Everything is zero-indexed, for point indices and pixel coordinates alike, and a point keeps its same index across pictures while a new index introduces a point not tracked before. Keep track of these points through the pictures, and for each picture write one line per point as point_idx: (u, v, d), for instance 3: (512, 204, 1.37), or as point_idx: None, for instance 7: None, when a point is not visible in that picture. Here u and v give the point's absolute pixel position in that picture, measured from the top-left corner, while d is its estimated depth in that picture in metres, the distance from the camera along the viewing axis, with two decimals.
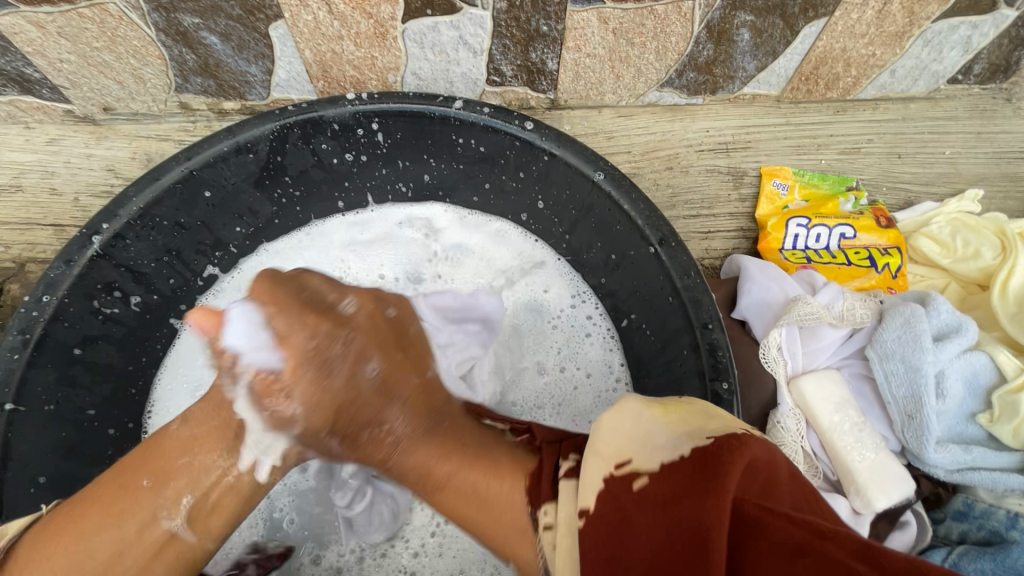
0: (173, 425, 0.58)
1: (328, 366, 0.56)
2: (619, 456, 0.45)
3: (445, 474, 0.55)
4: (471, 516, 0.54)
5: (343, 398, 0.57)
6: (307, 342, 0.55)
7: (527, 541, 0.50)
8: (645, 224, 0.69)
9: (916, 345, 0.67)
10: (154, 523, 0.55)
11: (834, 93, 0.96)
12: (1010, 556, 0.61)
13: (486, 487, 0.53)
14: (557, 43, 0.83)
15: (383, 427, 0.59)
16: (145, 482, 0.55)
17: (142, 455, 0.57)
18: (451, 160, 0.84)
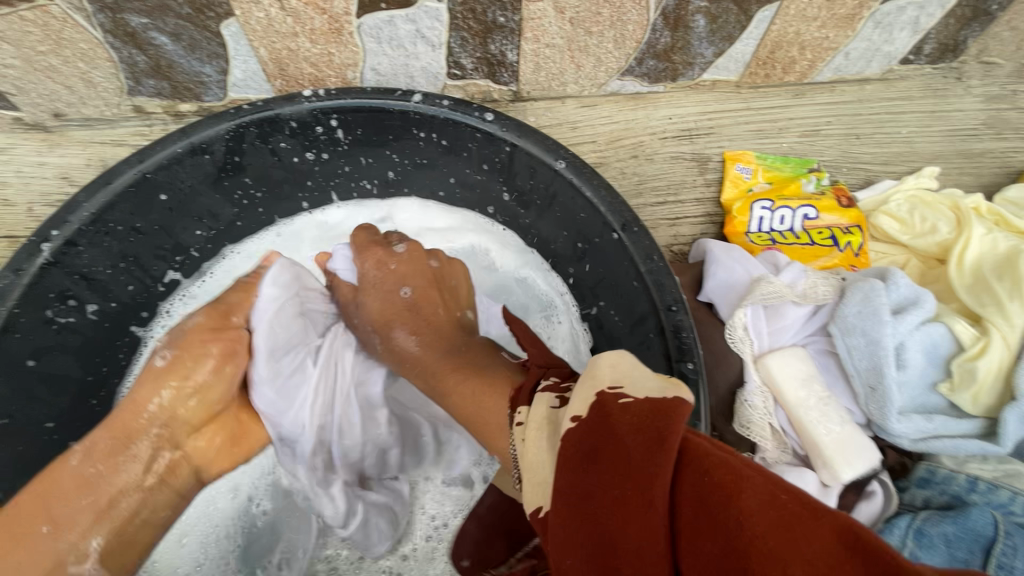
0: (74, 463, 0.62)
1: (382, 286, 0.81)
2: (613, 384, 0.46)
3: (444, 382, 0.70)
4: (465, 414, 0.64)
5: (385, 311, 0.80)
6: (378, 262, 0.81)
7: (502, 433, 0.58)
8: (608, 211, 0.69)
9: (876, 318, 0.69)
10: (63, 566, 0.60)
11: (792, 77, 0.98)
12: (970, 517, 0.57)
13: (482, 392, 0.63)
14: (514, 34, 0.83)
15: (405, 337, 0.79)
16: (47, 527, 0.59)
17: (48, 488, 0.60)
18: (414, 155, 0.84)
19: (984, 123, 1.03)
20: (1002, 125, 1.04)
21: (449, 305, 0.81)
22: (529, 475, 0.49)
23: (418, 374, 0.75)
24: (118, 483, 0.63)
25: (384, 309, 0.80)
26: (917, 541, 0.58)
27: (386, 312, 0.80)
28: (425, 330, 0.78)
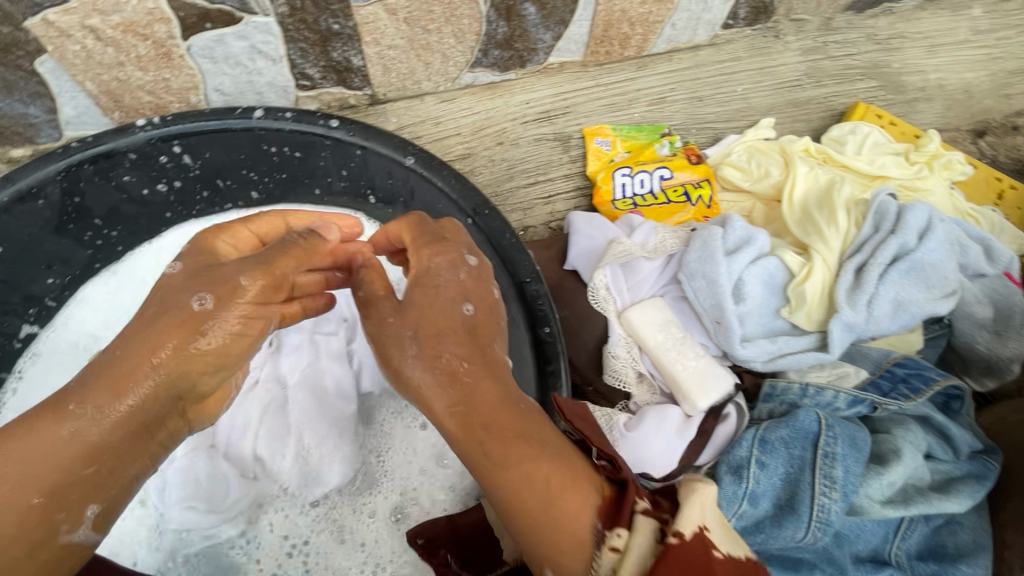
0: (68, 426, 0.51)
1: (439, 299, 0.60)
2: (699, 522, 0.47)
3: (514, 461, 0.51)
4: (533, 506, 0.50)
5: (436, 324, 0.59)
6: (427, 282, 0.62)
7: (586, 550, 0.48)
8: (460, 197, 0.74)
9: (713, 259, 0.76)
10: (51, 537, 0.51)
11: (631, 51, 1.05)
12: (799, 419, 0.65)
13: (560, 488, 0.50)
14: (354, 39, 0.84)
15: (460, 363, 0.57)
16: (36, 498, 0.49)
17: (33, 448, 0.50)
18: (272, 171, 0.84)
19: (805, 74, 1.15)
20: (820, 74, 1.16)
21: (502, 343, 0.63)
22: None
23: (455, 420, 0.55)
24: (121, 447, 0.54)
25: (432, 326, 0.59)
26: (761, 449, 0.65)
27: (425, 323, 0.59)
28: (478, 364, 0.57)
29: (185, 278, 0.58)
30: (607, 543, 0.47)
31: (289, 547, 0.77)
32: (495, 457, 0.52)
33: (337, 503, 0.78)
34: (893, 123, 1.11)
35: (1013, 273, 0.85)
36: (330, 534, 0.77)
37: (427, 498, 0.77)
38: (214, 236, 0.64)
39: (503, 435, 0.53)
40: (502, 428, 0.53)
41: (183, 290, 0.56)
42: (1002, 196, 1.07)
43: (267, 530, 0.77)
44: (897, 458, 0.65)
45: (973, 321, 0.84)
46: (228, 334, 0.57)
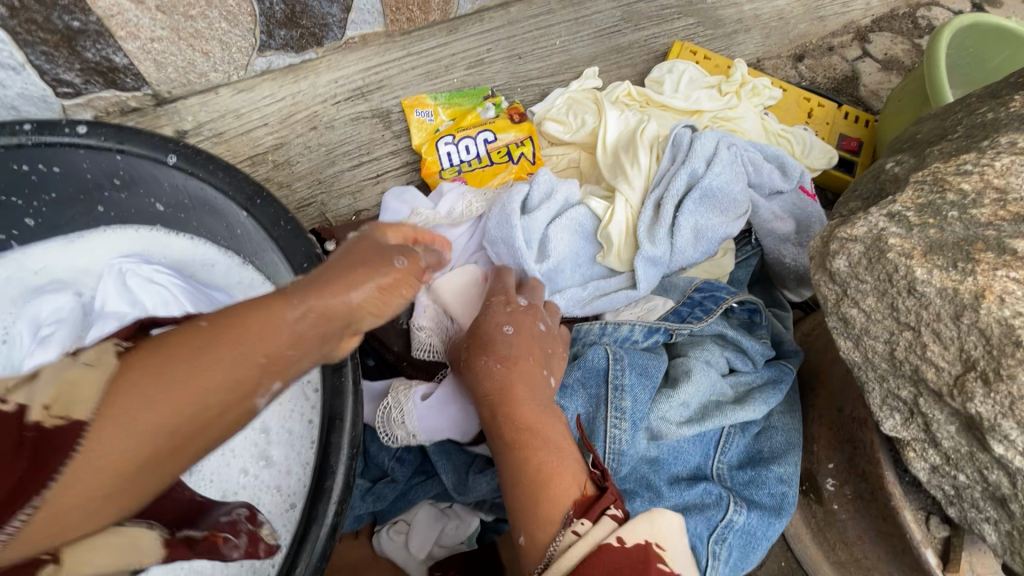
0: (293, 310, 0.47)
1: (484, 319, 0.67)
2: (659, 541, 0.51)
3: (525, 442, 0.58)
4: (528, 480, 0.56)
5: (481, 338, 0.65)
6: (485, 313, 0.67)
7: (551, 528, 0.53)
8: (232, 189, 0.70)
9: (509, 222, 0.77)
10: (246, 400, 0.45)
11: (436, 15, 1.02)
12: (589, 359, 0.67)
13: (550, 475, 0.56)
14: (105, 36, 0.78)
15: (494, 361, 0.63)
16: (260, 357, 0.45)
17: (254, 318, 0.46)
18: (37, 193, 0.76)
19: (622, 18, 1.16)
20: (637, 16, 1.17)
21: (548, 362, 0.65)
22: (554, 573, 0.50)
23: (486, 407, 0.62)
24: (314, 344, 0.49)
25: (478, 337, 0.65)
26: (559, 394, 0.67)
27: (473, 338, 0.66)
28: (518, 366, 0.62)
29: (361, 246, 0.56)
30: (570, 525, 0.52)
31: None
32: (510, 439, 0.59)
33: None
34: (707, 58, 1.16)
35: (806, 185, 0.89)
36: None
37: (251, 501, 0.72)
38: (386, 226, 0.61)
39: (521, 426, 0.59)
40: (522, 417, 0.60)
41: (380, 256, 0.55)
42: (812, 115, 1.13)
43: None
44: (688, 378, 0.69)
45: (776, 236, 0.87)
46: (391, 285, 0.53)
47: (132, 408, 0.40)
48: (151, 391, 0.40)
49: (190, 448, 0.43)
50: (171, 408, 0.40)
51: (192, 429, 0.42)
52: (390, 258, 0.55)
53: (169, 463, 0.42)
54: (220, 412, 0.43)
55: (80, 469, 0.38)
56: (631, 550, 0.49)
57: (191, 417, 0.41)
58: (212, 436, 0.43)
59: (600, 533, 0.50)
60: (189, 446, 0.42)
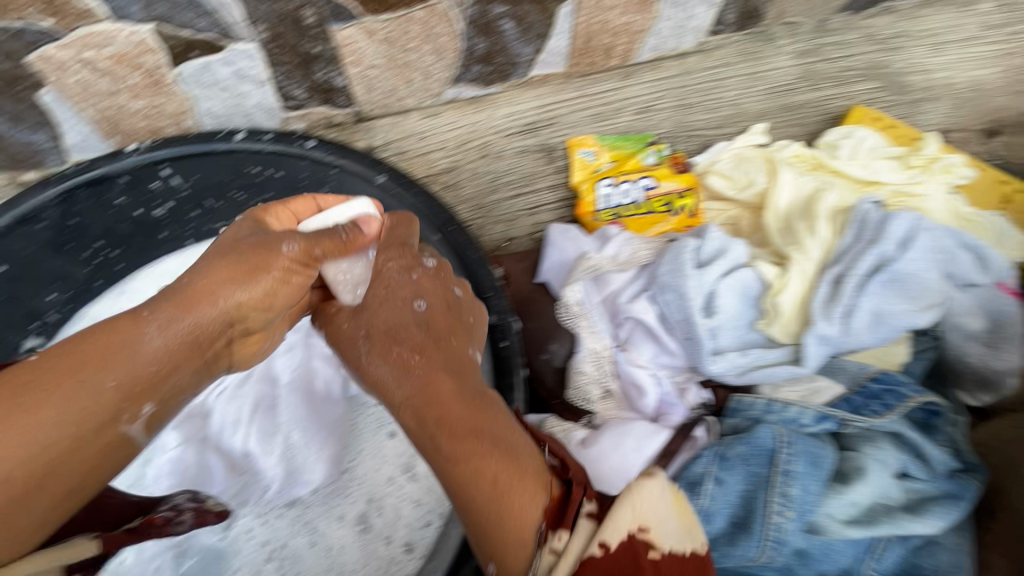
0: (145, 329, 0.56)
1: (389, 299, 0.65)
2: (644, 529, 0.52)
3: (465, 456, 0.53)
4: (480, 501, 0.52)
5: (391, 321, 0.63)
6: (388, 283, 0.66)
7: (524, 551, 0.51)
8: (429, 214, 0.75)
9: (681, 273, 0.76)
10: (109, 420, 0.54)
11: (615, 61, 1.05)
12: (756, 436, 0.65)
13: (505, 488, 0.52)
14: (335, 61, 0.88)
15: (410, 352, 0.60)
16: (111, 382, 0.54)
17: (107, 348, 0.55)
18: (259, 194, 0.85)
19: (799, 77, 1.13)
20: (816, 77, 1.13)
21: (464, 338, 0.64)
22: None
23: (409, 413, 0.57)
24: (179, 353, 0.58)
25: (384, 326, 0.63)
26: (720, 465, 0.65)
27: (376, 330, 0.63)
28: (436, 360, 0.59)
29: (244, 239, 0.64)
30: (546, 544, 0.51)
31: (265, 554, 0.75)
32: (450, 455, 0.54)
33: (310, 505, 0.77)
34: (892, 126, 1.09)
35: (1008, 282, 0.80)
36: (305, 536, 0.75)
37: (395, 509, 0.75)
38: (265, 208, 0.68)
39: (454, 433, 0.54)
40: (451, 425, 0.54)
41: (261, 247, 0.63)
42: (1010, 201, 1.03)
43: (244, 536, 0.75)
44: (861, 476, 0.65)
45: (963, 332, 0.81)
46: (276, 277, 0.63)
47: None
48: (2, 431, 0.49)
49: (63, 472, 0.51)
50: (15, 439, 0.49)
51: (54, 456, 0.50)
52: (275, 248, 0.63)
53: (44, 483, 0.50)
54: (77, 441, 0.52)
55: None
56: (620, 553, 0.50)
57: (49, 447, 0.50)
58: (78, 464, 0.52)
59: (581, 542, 0.51)
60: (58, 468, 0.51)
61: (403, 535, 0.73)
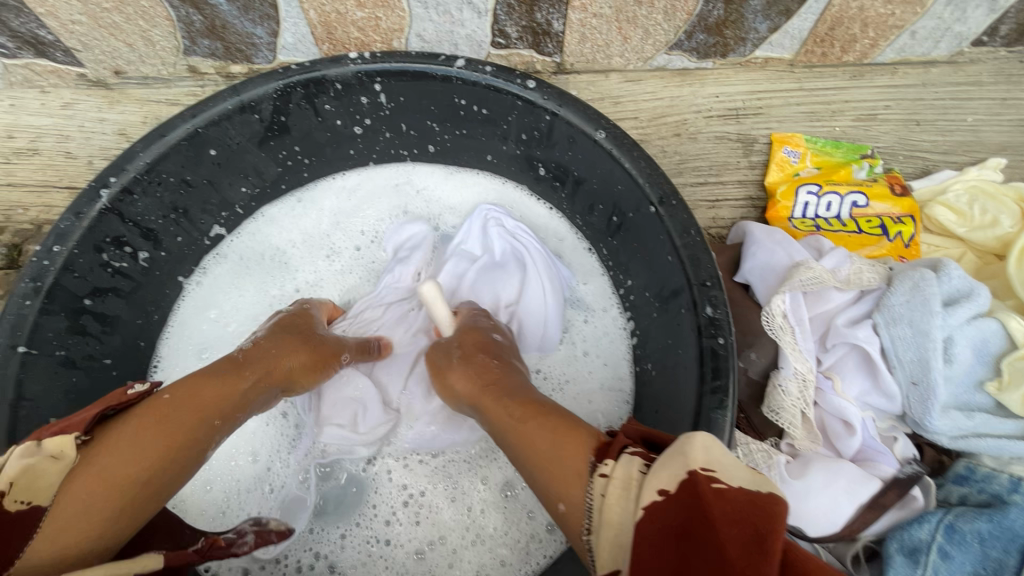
0: (244, 381, 0.58)
1: (472, 324, 0.68)
2: (707, 465, 0.38)
3: (529, 415, 0.51)
4: (538, 454, 0.47)
5: (483, 338, 0.65)
6: (470, 323, 0.68)
7: (580, 484, 0.43)
8: (646, 182, 0.68)
9: (925, 309, 0.66)
10: (204, 453, 0.54)
11: (851, 56, 0.94)
12: (1008, 516, 0.56)
13: (564, 434, 0.48)
14: (562, 2, 0.81)
15: (493, 357, 0.62)
16: (218, 420, 0.55)
17: (216, 392, 0.55)
18: (454, 125, 0.83)
19: None
20: None
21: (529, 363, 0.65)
22: (605, 531, 0.40)
23: (485, 393, 0.57)
24: (260, 400, 0.60)
25: (475, 340, 0.64)
26: (947, 536, 0.56)
27: (468, 343, 0.64)
28: (513, 369, 0.61)
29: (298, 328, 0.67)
30: (596, 469, 0.43)
31: (405, 497, 0.73)
32: (518, 414, 0.52)
33: (454, 458, 0.75)
34: None
35: None
36: (445, 489, 0.74)
37: None
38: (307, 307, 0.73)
39: (524, 400, 0.54)
40: (516, 401, 0.54)
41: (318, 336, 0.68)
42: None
43: (384, 479, 0.74)
44: None
45: None
46: (320, 364, 0.66)
47: (107, 470, 0.47)
48: (130, 448, 0.49)
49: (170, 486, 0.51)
50: (143, 460, 0.49)
51: (159, 484, 0.50)
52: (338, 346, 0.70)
53: (149, 506, 0.49)
54: (184, 459, 0.52)
55: (73, 516, 0.45)
56: (675, 494, 0.37)
57: (162, 468, 0.50)
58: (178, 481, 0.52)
59: (625, 471, 0.41)
60: (165, 491, 0.51)
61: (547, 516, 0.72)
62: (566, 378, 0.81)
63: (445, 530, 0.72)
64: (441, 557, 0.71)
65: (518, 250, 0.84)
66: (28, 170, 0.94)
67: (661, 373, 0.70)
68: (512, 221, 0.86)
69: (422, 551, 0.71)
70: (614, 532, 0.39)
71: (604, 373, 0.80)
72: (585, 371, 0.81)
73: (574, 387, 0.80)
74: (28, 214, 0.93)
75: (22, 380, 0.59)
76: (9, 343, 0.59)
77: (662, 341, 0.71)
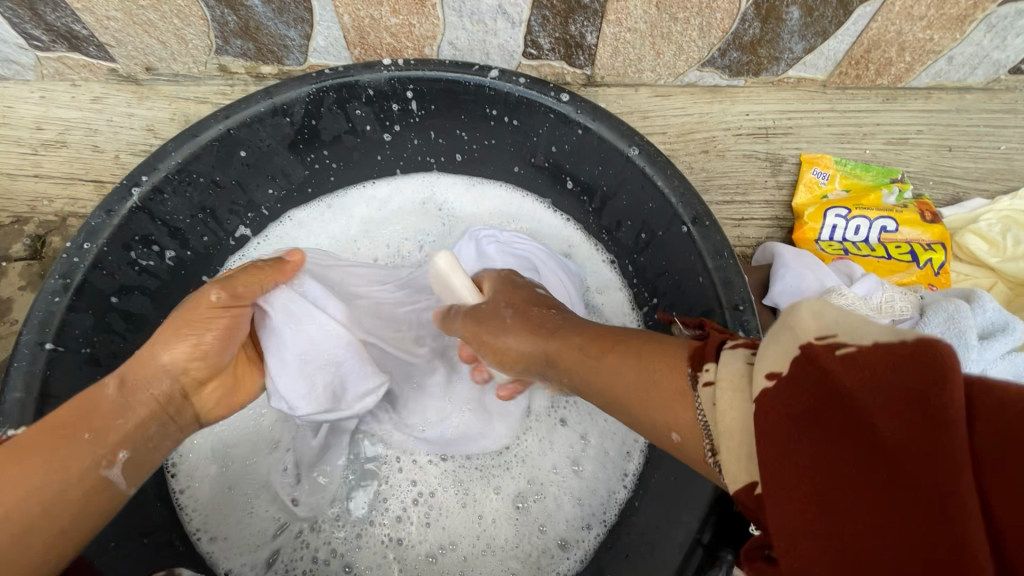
0: (116, 393, 0.53)
1: (517, 283, 0.65)
2: (822, 331, 0.31)
3: (607, 352, 0.48)
4: (632, 387, 0.44)
5: (527, 297, 0.62)
6: (504, 279, 0.66)
7: (686, 404, 0.40)
8: (679, 202, 0.68)
9: (960, 341, 0.65)
10: (89, 471, 0.49)
11: (885, 80, 0.93)
12: None
13: (653, 359, 0.44)
14: (597, 15, 0.81)
15: (545, 310, 0.59)
16: (89, 436, 0.50)
17: (81, 410, 0.51)
18: (483, 135, 0.83)
19: None
20: None
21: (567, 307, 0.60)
22: (727, 442, 0.35)
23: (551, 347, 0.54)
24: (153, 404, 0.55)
25: (522, 299, 0.62)
26: None
27: (517, 301, 0.62)
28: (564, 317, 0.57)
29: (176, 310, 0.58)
30: (700, 380, 0.39)
31: (414, 494, 0.74)
32: (597, 352, 0.49)
33: (464, 463, 0.74)
34: None
35: None
36: (455, 495, 0.73)
37: (555, 500, 0.73)
38: None
39: (602, 337, 0.50)
40: (588, 339, 0.51)
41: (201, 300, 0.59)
42: None
43: (394, 469, 0.75)
44: None
45: None
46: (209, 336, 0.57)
47: None
48: None
49: (48, 521, 0.47)
50: (1, 495, 0.45)
51: (32, 515, 0.46)
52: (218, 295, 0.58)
53: (29, 538, 0.46)
54: (58, 484, 0.47)
55: None
56: (792, 375, 0.31)
57: (29, 501, 0.46)
58: (62, 511, 0.47)
59: (733, 368, 0.36)
60: (45, 522, 0.47)
61: (559, 530, 0.71)
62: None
63: (457, 537, 0.71)
64: (452, 564, 0.71)
65: (527, 257, 0.81)
66: (54, 163, 0.94)
67: None
68: (507, 234, 0.84)
69: (434, 554, 0.71)
70: (737, 437, 0.35)
71: None
72: None
73: None
74: (53, 206, 0.94)
75: (49, 376, 0.59)
76: (36, 340, 0.59)
77: None
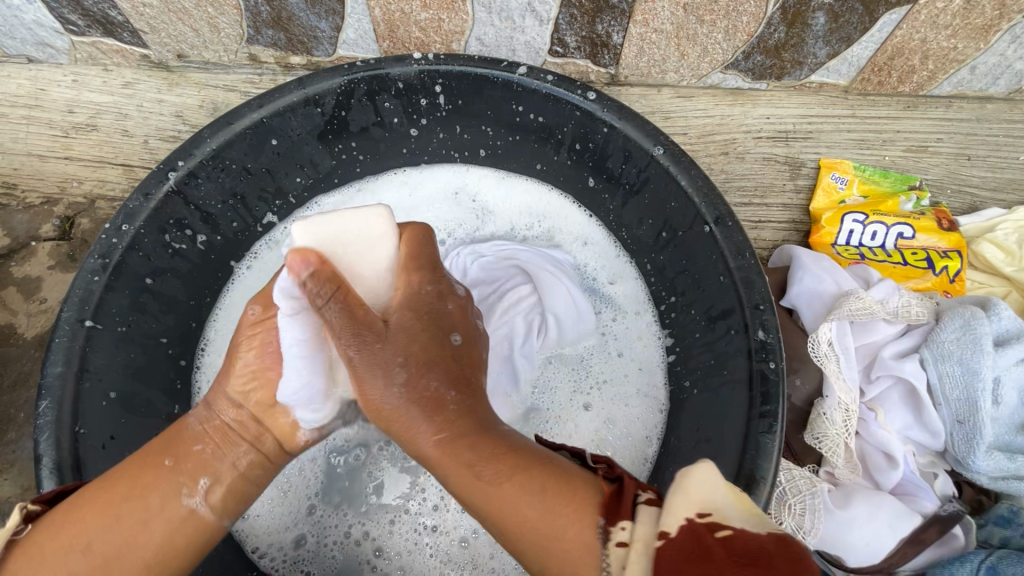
0: (196, 424, 0.58)
1: (421, 322, 0.52)
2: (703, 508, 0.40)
3: (503, 479, 0.45)
4: (533, 528, 0.43)
5: (431, 350, 0.50)
6: (425, 310, 0.52)
7: (591, 559, 0.41)
8: (703, 202, 0.69)
9: (976, 349, 0.67)
10: (172, 500, 0.53)
11: (906, 87, 0.93)
12: None
13: (561, 496, 0.44)
14: (624, 16, 0.82)
15: (442, 390, 0.49)
16: (168, 462, 0.54)
17: (164, 443, 0.56)
18: (509, 131, 0.84)
19: None
20: None
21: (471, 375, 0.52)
22: None
23: (455, 448, 0.47)
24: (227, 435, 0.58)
25: (423, 353, 0.50)
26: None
27: (414, 356, 0.49)
28: (465, 402, 0.50)
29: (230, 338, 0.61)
30: (613, 538, 0.41)
31: None
32: (491, 475, 0.45)
33: None
34: None
35: None
36: None
37: None
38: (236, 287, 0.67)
39: (499, 451, 0.47)
40: (496, 444, 0.48)
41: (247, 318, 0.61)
42: None
43: None
44: None
45: None
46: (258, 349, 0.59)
47: (64, 535, 0.48)
48: (83, 511, 0.50)
49: (131, 553, 0.49)
50: (94, 521, 0.49)
51: (118, 539, 0.49)
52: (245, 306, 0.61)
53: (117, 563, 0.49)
54: (141, 509, 0.51)
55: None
56: (678, 540, 0.38)
57: (111, 528, 0.50)
58: (144, 543, 0.50)
59: (644, 531, 0.40)
60: (127, 549, 0.50)
61: None
62: (604, 378, 0.81)
63: None
64: (485, 544, 0.73)
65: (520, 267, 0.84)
66: (84, 145, 0.96)
67: (707, 394, 0.71)
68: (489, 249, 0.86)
69: (467, 539, 0.73)
70: None
71: (642, 378, 0.81)
72: (623, 371, 0.81)
73: (611, 388, 0.81)
74: (82, 188, 0.96)
75: (87, 351, 0.63)
76: (76, 317, 0.63)
77: (706, 359, 0.72)
